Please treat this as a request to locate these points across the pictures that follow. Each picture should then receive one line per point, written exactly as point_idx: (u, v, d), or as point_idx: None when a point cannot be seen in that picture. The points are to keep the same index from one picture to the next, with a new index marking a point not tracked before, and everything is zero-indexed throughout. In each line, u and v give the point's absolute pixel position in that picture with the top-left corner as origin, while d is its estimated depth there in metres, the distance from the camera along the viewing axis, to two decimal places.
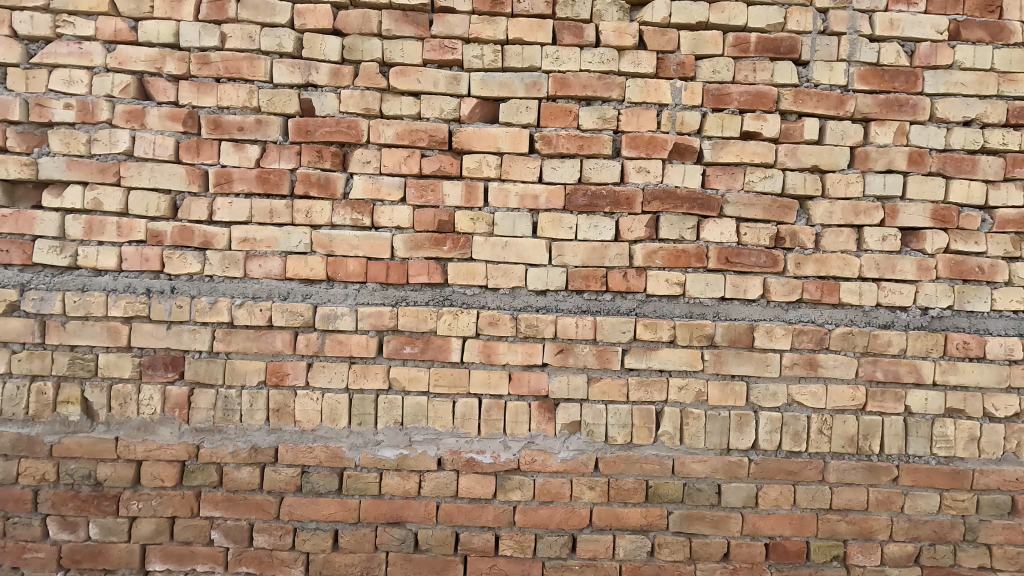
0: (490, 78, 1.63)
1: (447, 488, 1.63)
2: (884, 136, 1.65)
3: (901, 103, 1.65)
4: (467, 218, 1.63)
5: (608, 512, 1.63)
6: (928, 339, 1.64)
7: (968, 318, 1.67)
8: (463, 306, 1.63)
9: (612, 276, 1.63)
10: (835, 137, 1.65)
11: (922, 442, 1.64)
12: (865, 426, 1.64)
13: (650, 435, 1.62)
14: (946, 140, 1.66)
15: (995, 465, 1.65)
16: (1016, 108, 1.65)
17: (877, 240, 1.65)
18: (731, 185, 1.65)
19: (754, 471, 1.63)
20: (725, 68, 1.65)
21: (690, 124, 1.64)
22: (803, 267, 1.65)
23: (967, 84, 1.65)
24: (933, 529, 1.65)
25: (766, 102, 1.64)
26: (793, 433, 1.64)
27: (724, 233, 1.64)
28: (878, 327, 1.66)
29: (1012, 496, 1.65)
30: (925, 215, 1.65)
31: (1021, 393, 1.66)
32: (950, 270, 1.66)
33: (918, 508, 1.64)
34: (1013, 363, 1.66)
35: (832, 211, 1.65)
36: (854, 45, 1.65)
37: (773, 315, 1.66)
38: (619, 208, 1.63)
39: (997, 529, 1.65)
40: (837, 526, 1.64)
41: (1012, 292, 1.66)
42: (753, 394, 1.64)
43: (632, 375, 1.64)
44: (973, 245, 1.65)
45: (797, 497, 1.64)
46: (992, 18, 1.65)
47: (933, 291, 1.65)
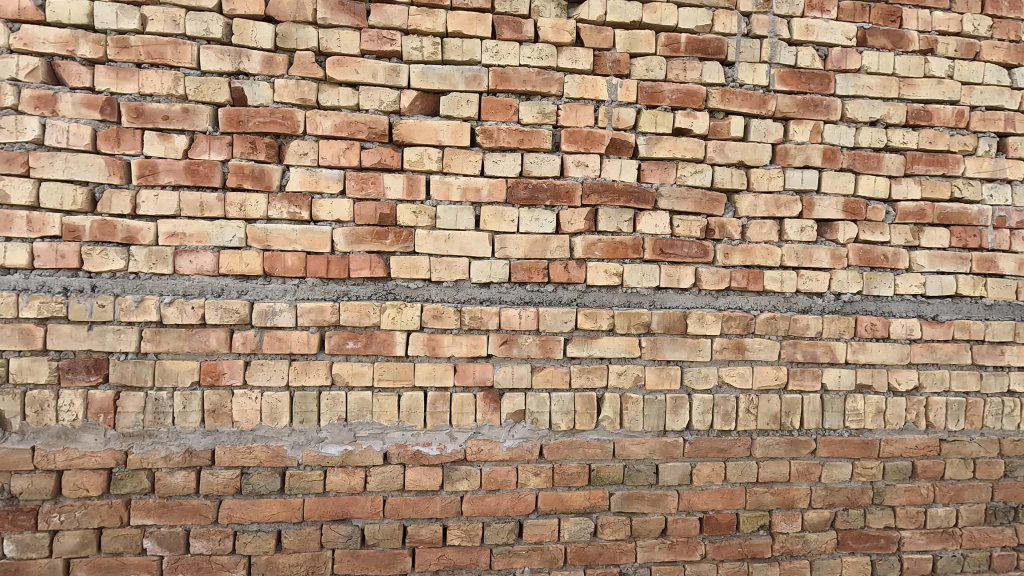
0: (429, 70, 1.63)
1: (394, 482, 1.63)
2: (802, 134, 1.78)
3: (816, 103, 1.78)
4: (409, 211, 1.62)
5: (553, 497, 1.68)
6: (841, 322, 1.79)
7: (875, 302, 1.82)
8: (407, 300, 1.63)
9: (554, 267, 1.67)
10: (758, 134, 1.76)
11: (836, 416, 1.79)
12: (787, 403, 1.77)
13: (592, 421, 1.68)
14: (855, 138, 1.80)
15: (898, 434, 1.82)
16: (914, 110, 1.82)
17: (796, 231, 1.78)
18: (664, 179, 1.73)
19: (688, 450, 1.73)
20: (658, 66, 1.72)
21: (625, 120, 1.70)
22: (730, 257, 1.75)
23: (873, 87, 1.80)
24: (846, 496, 1.80)
25: (695, 100, 1.73)
26: (723, 413, 1.74)
27: (658, 225, 1.72)
28: (798, 312, 1.79)
29: (913, 461, 1.83)
30: (837, 208, 1.79)
31: (920, 369, 1.83)
32: (859, 259, 1.80)
33: (833, 476, 1.79)
34: (913, 341, 1.83)
35: (756, 204, 1.76)
36: (774, 48, 1.76)
37: (704, 303, 1.75)
38: (559, 201, 1.68)
39: (900, 492, 1.82)
40: (763, 497, 1.77)
41: (911, 277, 1.83)
42: (687, 377, 1.73)
43: (574, 363, 1.69)
44: (878, 235, 1.81)
45: (727, 473, 1.75)
46: (893, 27, 1.81)
47: (845, 277, 1.80)
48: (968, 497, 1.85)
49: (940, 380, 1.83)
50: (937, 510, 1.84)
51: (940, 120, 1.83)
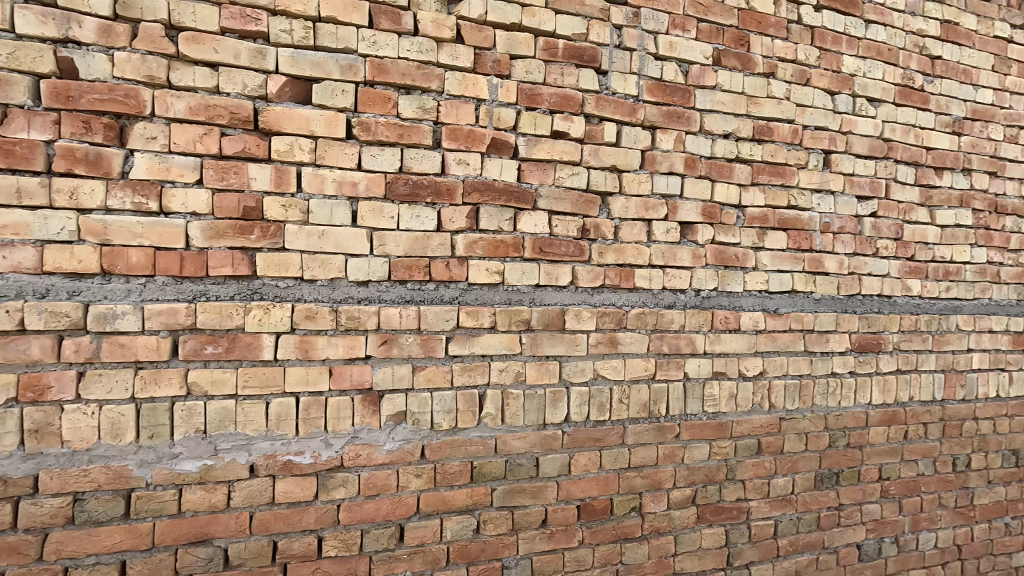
0: (300, 55, 1.53)
1: (262, 496, 1.51)
2: (667, 143, 1.92)
3: (678, 114, 1.93)
4: (277, 205, 1.51)
5: (435, 497, 1.66)
6: (700, 315, 1.96)
7: (728, 297, 2.02)
8: (276, 300, 1.52)
9: (435, 266, 1.65)
10: (629, 141, 1.87)
11: (696, 401, 1.96)
12: (655, 392, 1.91)
13: (474, 418, 1.69)
14: (712, 149, 1.98)
15: (748, 415, 2.04)
16: (759, 126, 2.04)
17: (662, 232, 1.92)
18: (543, 180, 1.78)
19: (566, 441, 1.80)
20: (537, 70, 1.76)
21: (506, 120, 1.73)
22: (604, 256, 1.84)
23: (726, 103, 1.99)
24: (705, 474, 1.98)
25: (572, 105, 1.79)
26: (598, 404, 1.83)
27: (538, 224, 1.77)
28: (664, 307, 1.93)
29: (759, 439, 2.06)
30: (697, 211, 1.96)
31: (765, 356, 2.07)
32: (715, 258, 1.99)
33: (694, 457, 1.96)
34: (759, 332, 2.05)
35: (627, 206, 1.87)
36: (642, 61, 1.88)
37: (581, 300, 1.83)
38: (441, 199, 1.66)
39: (749, 467, 2.04)
40: (634, 481, 1.89)
41: (757, 275, 2.05)
42: (565, 371, 1.79)
43: (456, 361, 1.68)
44: (730, 237, 2.01)
45: (602, 460, 1.84)
46: (742, 50, 2.01)
47: (704, 275, 1.97)
48: (801, 467, 2.12)
49: (780, 366, 2.08)
50: (778, 480, 2.09)
51: (779, 136, 2.08)
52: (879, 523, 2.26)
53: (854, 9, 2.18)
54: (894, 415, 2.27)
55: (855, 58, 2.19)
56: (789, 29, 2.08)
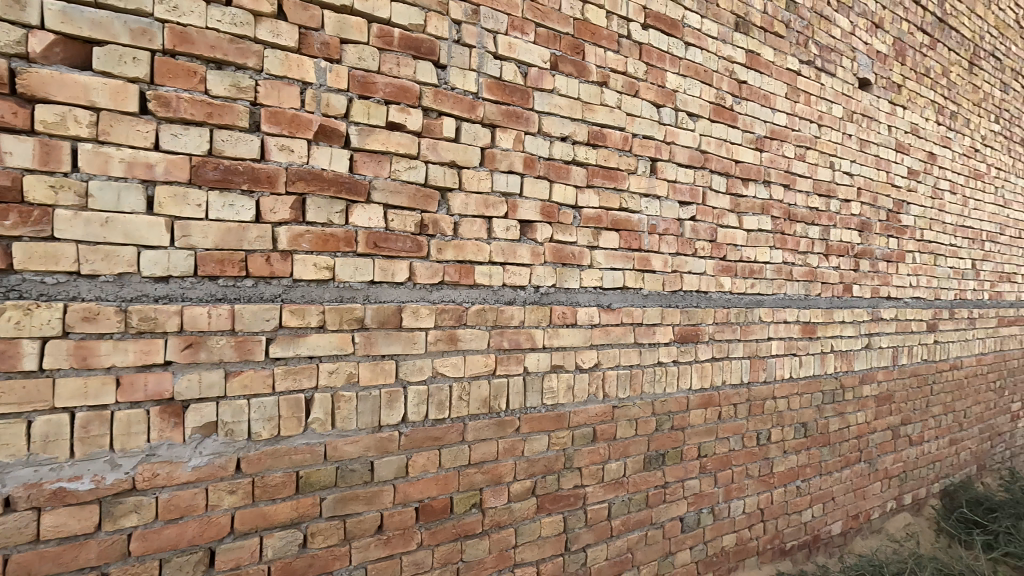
0: (75, 12, 1.30)
1: (23, 533, 1.27)
2: (506, 141, 1.95)
3: (517, 115, 1.98)
4: (44, 186, 1.27)
5: (253, 514, 1.51)
6: (539, 311, 2.03)
7: (566, 293, 2.11)
8: (42, 299, 1.28)
9: (252, 260, 1.51)
10: (468, 137, 1.87)
11: (535, 394, 2.03)
12: (495, 388, 1.93)
13: (299, 425, 1.57)
14: (549, 150, 2.06)
15: (584, 406, 2.15)
16: (593, 132, 2.16)
17: (502, 230, 1.94)
18: (378, 172, 1.71)
19: (403, 443, 1.75)
20: (370, 57, 1.68)
21: (335, 107, 1.63)
22: (443, 253, 1.82)
23: (563, 108, 2.08)
24: (544, 464, 2.05)
25: (409, 97, 1.75)
26: (437, 402, 1.81)
27: (372, 218, 1.69)
28: (504, 304, 1.96)
29: (594, 427, 2.18)
30: (535, 210, 2.02)
31: (599, 348, 2.19)
32: (553, 256, 2.07)
33: (534, 448, 2.02)
34: (594, 326, 2.18)
35: (467, 203, 1.87)
36: (482, 58, 1.89)
37: (419, 297, 1.79)
38: (259, 187, 1.52)
39: (585, 454, 2.15)
40: (474, 477, 1.89)
41: (592, 272, 2.17)
42: (402, 370, 1.74)
43: (278, 364, 1.55)
44: (567, 236, 2.10)
45: (441, 459, 1.82)
46: (577, 58, 2.12)
47: (542, 272, 2.04)
48: (632, 451, 2.29)
49: (613, 357, 2.22)
50: (611, 465, 2.23)
51: (611, 142, 2.22)
52: (698, 496, 2.52)
53: (676, 31, 2.40)
54: (710, 398, 2.54)
55: (677, 75, 2.42)
56: (620, 43, 2.23)
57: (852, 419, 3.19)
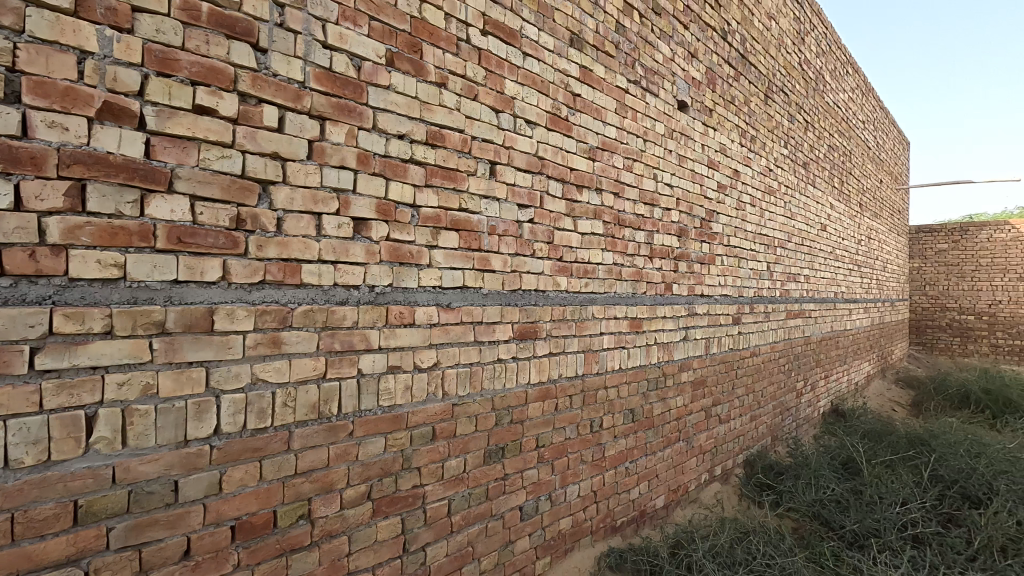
0: None
1: None
2: (337, 135, 1.88)
3: (349, 109, 1.91)
4: None
5: (13, 555, 1.28)
6: (374, 311, 1.98)
7: (404, 293, 2.08)
8: None
9: (10, 256, 1.28)
10: (293, 128, 1.77)
11: (370, 397, 1.98)
12: (325, 392, 1.85)
13: (78, 446, 1.37)
14: (386, 147, 2.02)
15: (423, 405, 2.15)
16: (432, 131, 2.17)
17: (333, 227, 1.86)
18: (183, 159, 1.54)
19: (215, 457, 1.60)
20: (172, 30, 1.52)
21: (126, 83, 1.44)
22: (264, 250, 1.70)
23: (399, 105, 2.06)
24: (380, 467, 2.01)
25: (221, 80, 1.61)
26: (257, 411, 1.68)
27: (175, 210, 1.53)
28: (335, 304, 1.88)
29: (434, 426, 2.19)
30: (370, 208, 1.97)
31: (439, 347, 2.21)
32: (390, 255, 2.03)
33: (369, 452, 1.98)
34: (433, 325, 2.18)
35: (292, 197, 1.76)
36: (309, 46, 1.80)
37: (235, 297, 1.65)
38: (20, 168, 1.29)
39: (424, 453, 2.15)
40: (301, 487, 1.80)
41: (431, 272, 2.17)
42: (213, 379, 1.60)
43: (49, 377, 1.33)
44: (405, 235, 2.08)
45: (262, 472, 1.70)
46: (415, 57, 2.11)
47: (378, 271, 2.00)
48: (472, 446, 2.34)
49: (452, 356, 2.25)
50: (451, 462, 2.26)
51: (451, 143, 2.24)
52: (536, 485, 2.65)
53: (514, 40, 2.50)
54: (547, 391, 2.69)
55: (515, 83, 2.52)
56: (459, 46, 2.26)
57: (672, 403, 3.58)
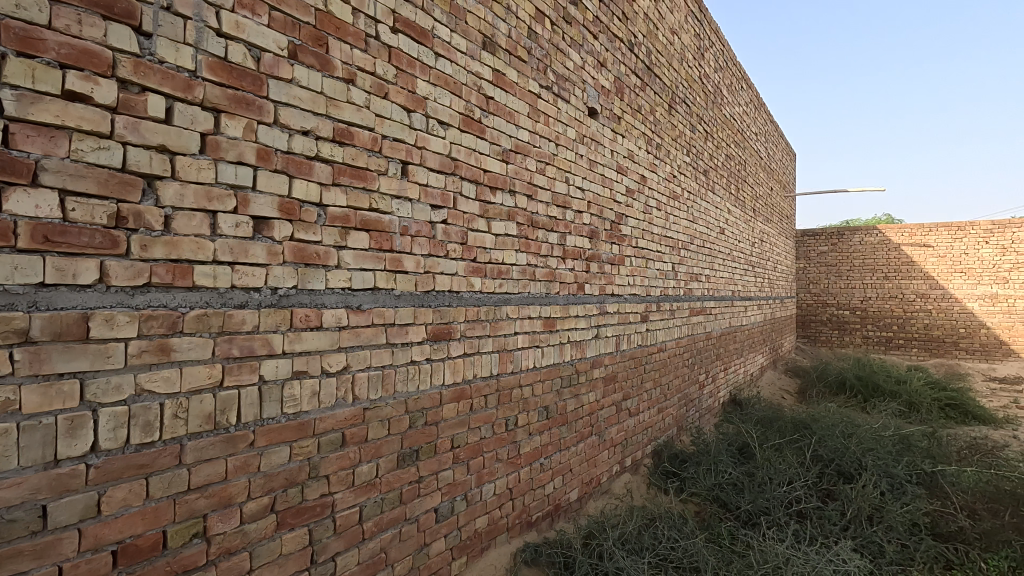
0: None
1: None
2: (234, 129, 1.78)
3: (248, 101, 1.81)
4: None
5: None
6: (277, 315, 1.89)
7: (310, 295, 2.01)
8: None
9: None
10: (184, 120, 1.65)
11: (273, 404, 1.89)
12: (222, 401, 1.74)
13: None
14: (289, 143, 1.93)
15: (331, 411, 2.08)
16: (339, 129, 2.10)
17: (230, 226, 1.76)
18: (50, 150, 1.40)
19: (93, 477, 1.47)
20: (35, 7, 1.38)
21: None
22: (150, 250, 1.58)
23: (303, 100, 1.98)
24: (285, 477, 1.93)
25: (97, 64, 1.47)
26: (143, 424, 1.56)
27: (41, 206, 1.38)
28: (233, 308, 1.78)
29: (343, 432, 2.13)
30: (272, 207, 1.88)
31: (348, 351, 2.15)
32: (294, 256, 1.95)
33: (272, 462, 1.89)
34: (342, 328, 2.12)
35: (183, 194, 1.65)
36: (201, 33, 1.69)
37: (115, 302, 1.51)
38: None
39: (333, 460, 2.09)
40: (196, 504, 1.68)
41: (340, 273, 2.10)
42: (90, 391, 1.46)
43: None
44: (311, 235, 2.00)
45: (149, 490, 1.58)
46: (320, 51, 2.03)
47: (281, 273, 1.91)
48: (384, 450, 2.30)
49: (362, 359, 2.20)
50: (362, 468, 2.20)
51: (360, 142, 2.19)
52: (452, 486, 2.65)
53: (425, 40, 2.48)
54: (462, 392, 2.69)
55: (427, 83, 2.50)
56: (368, 43, 2.22)
57: (584, 399, 3.71)
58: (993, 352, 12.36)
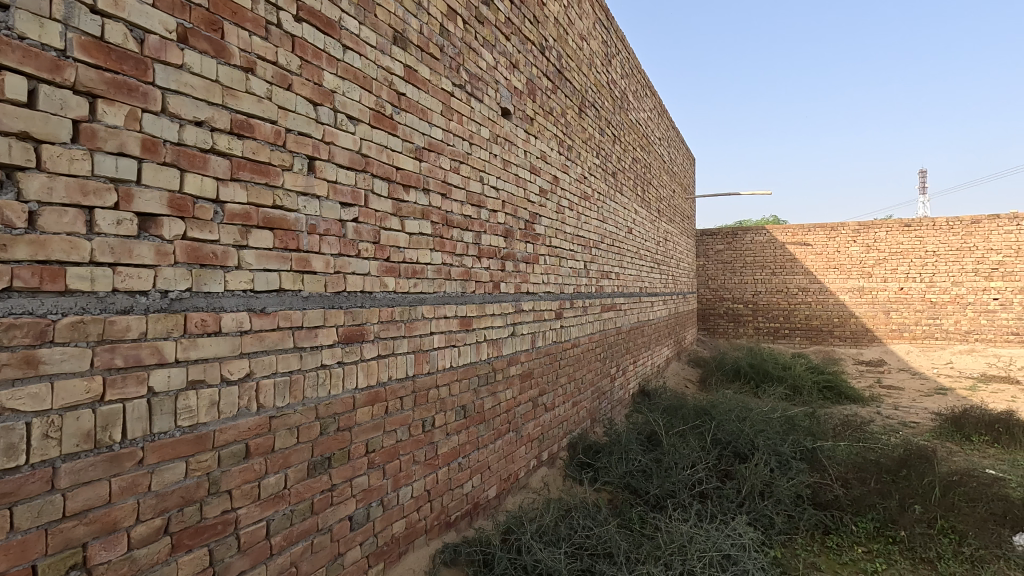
0: None
1: None
2: (114, 117, 1.61)
3: (130, 87, 1.65)
4: None
5: None
6: (167, 320, 1.74)
7: (206, 298, 1.87)
8: None
9: None
10: (51, 105, 1.48)
11: (166, 417, 1.74)
12: (104, 416, 1.58)
13: None
14: (179, 134, 1.78)
15: (233, 422, 1.95)
16: (237, 120, 1.97)
17: (110, 224, 1.60)
18: None
19: None
20: None
21: None
22: (11, 251, 1.41)
23: (196, 88, 1.83)
24: (180, 495, 1.78)
25: None
26: (6, 447, 1.38)
27: None
28: (115, 313, 1.61)
29: (246, 443, 2.00)
30: (160, 202, 1.73)
31: (251, 357, 2.02)
32: (187, 256, 1.80)
33: (165, 480, 1.74)
34: (243, 332, 1.99)
35: (51, 187, 1.48)
36: (71, 9, 1.52)
37: None
38: None
39: (235, 474, 1.96)
40: (74, 532, 1.52)
41: (240, 274, 1.97)
42: None
43: None
44: (207, 234, 1.86)
45: (15, 521, 1.40)
46: (215, 36, 1.89)
47: (172, 274, 1.76)
48: (293, 460, 2.19)
49: (267, 365, 2.08)
50: (269, 480, 2.09)
51: (261, 135, 2.06)
52: (367, 491, 2.58)
53: (332, 31, 2.39)
54: (376, 395, 2.62)
55: (335, 76, 2.41)
56: (268, 30, 2.09)
57: (501, 396, 3.75)
58: (861, 338, 13.94)
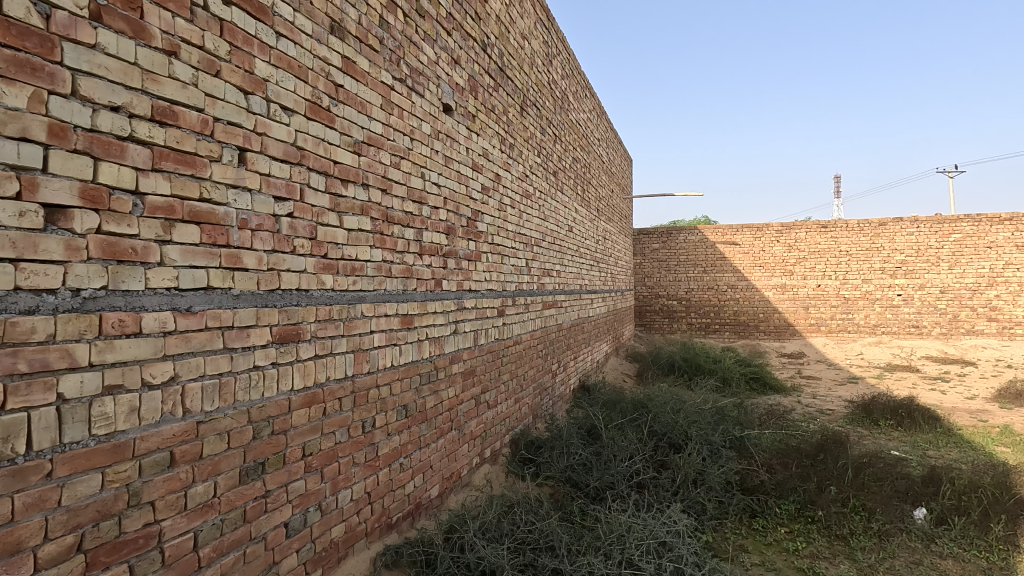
0: None
1: None
2: (15, 98, 1.48)
3: (33, 66, 1.52)
4: None
5: None
6: (80, 321, 1.61)
7: (124, 297, 1.73)
8: None
9: None
10: None
11: (79, 426, 1.61)
12: (6, 427, 1.44)
13: None
14: (92, 119, 1.65)
15: (155, 429, 1.83)
16: (159, 107, 1.84)
17: (11, 215, 1.47)
18: None
19: None
20: None
21: None
22: None
23: (111, 70, 1.69)
24: (95, 510, 1.65)
25: None
26: None
27: None
28: (17, 314, 1.48)
29: (170, 451, 1.88)
30: (70, 193, 1.59)
31: (176, 359, 1.90)
32: (102, 252, 1.67)
33: (78, 493, 1.61)
34: (167, 333, 1.87)
35: None
36: None
37: None
38: None
39: (159, 484, 1.84)
40: None
41: (163, 271, 1.85)
42: None
43: None
44: (125, 228, 1.73)
45: None
46: (132, 15, 1.76)
47: (84, 271, 1.62)
48: (223, 467, 2.08)
49: (194, 367, 1.96)
50: (196, 489, 1.97)
51: (186, 123, 1.94)
52: (304, 496, 2.49)
53: (264, 17, 2.28)
54: (313, 396, 2.53)
55: (268, 64, 2.30)
56: (194, 12, 1.97)
57: (444, 394, 3.72)
58: (783, 332, 14.87)
